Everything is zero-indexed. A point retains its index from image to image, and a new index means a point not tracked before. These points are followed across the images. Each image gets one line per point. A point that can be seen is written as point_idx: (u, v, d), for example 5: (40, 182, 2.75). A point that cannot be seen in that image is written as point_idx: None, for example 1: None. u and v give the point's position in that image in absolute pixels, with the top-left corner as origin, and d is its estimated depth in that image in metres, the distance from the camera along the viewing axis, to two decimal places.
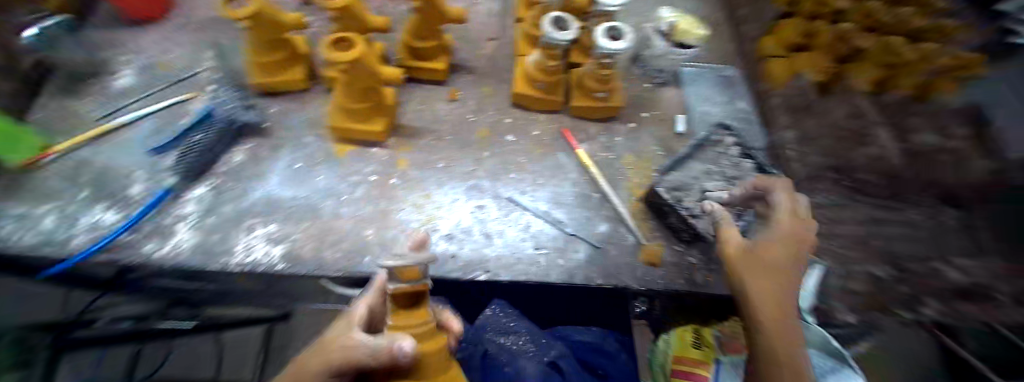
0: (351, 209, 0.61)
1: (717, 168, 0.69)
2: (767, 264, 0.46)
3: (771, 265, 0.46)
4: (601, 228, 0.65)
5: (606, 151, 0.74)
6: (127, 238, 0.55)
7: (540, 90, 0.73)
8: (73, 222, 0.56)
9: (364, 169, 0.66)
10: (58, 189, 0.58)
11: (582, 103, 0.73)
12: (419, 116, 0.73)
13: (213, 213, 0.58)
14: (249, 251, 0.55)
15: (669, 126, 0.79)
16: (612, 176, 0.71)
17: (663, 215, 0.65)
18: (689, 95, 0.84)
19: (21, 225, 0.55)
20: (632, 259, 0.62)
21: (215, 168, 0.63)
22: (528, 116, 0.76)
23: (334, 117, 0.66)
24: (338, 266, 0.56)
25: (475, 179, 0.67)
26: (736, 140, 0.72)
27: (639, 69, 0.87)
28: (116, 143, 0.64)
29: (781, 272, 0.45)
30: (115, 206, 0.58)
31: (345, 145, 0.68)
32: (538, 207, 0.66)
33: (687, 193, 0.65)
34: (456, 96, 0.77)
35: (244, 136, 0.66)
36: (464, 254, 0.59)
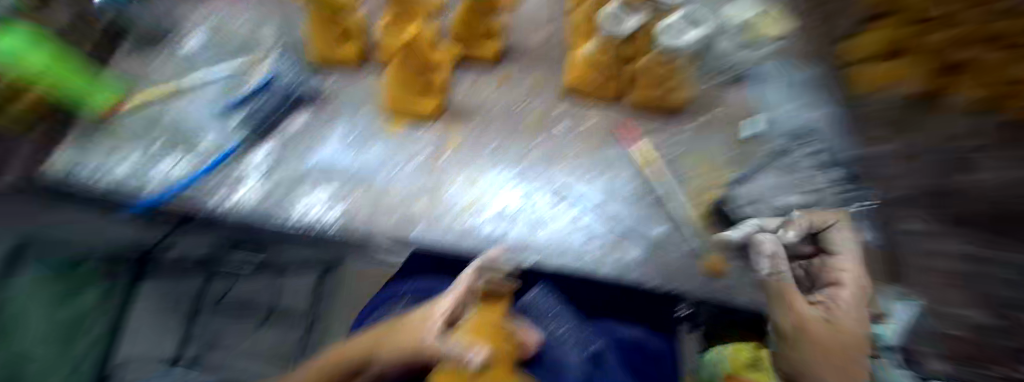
0: (403, 180, 0.62)
1: (795, 180, 0.63)
2: (834, 329, 0.43)
3: (828, 326, 0.44)
4: (659, 229, 0.61)
5: (666, 148, 0.68)
6: (200, 189, 0.59)
7: (599, 77, 0.68)
8: (149, 167, 0.61)
9: (414, 144, 0.65)
10: (138, 139, 0.64)
11: (643, 95, 0.68)
12: (470, 96, 0.72)
13: (272, 174, 0.61)
14: (309, 208, 0.58)
15: (738, 129, 0.72)
16: (674, 174, 0.66)
17: (737, 229, 0.59)
18: (770, 95, 0.76)
19: (106, 166, 0.61)
20: (695, 269, 0.58)
21: (276, 129, 0.66)
22: (583, 104, 0.72)
23: (388, 92, 0.66)
24: (390, 232, 0.57)
25: (526, 164, 0.65)
26: (812, 151, 0.65)
27: (709, 62, 0.79)
28: (187, 102, 0.69)
29: (859, 326, 0.44)
30: (184, 157, 0.63)
31: (397, 120, 0.67)
32: (590, 200, 0.62)
33: (761, 208, 0.59)
34: (508, 80, 0.74)
35: (297, 106, 0.69)
36: (512, 238, 0.58)
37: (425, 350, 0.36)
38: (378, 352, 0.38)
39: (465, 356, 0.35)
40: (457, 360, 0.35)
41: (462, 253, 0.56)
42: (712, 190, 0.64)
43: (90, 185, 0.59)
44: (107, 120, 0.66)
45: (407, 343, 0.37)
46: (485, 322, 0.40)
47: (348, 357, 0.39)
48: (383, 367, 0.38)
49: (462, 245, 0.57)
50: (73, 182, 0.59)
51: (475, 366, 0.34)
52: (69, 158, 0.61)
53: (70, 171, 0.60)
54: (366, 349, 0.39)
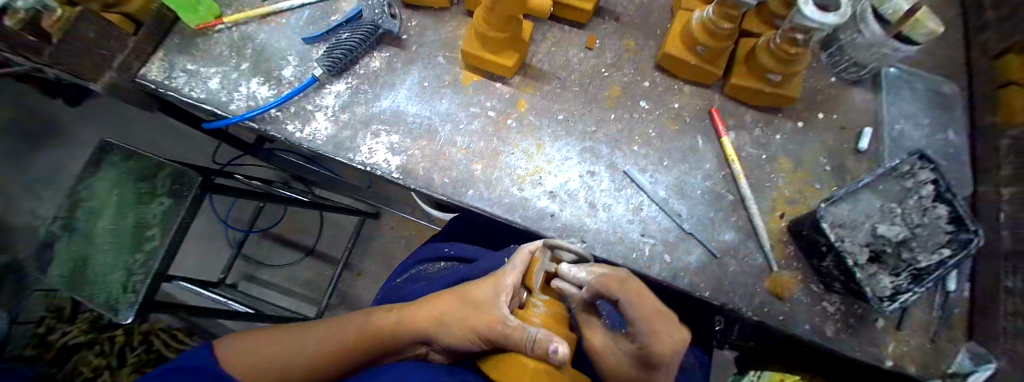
0: (465, 139, 0.59)
1: (900, 210, 0.55)
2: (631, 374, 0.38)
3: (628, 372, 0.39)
4: (726, 236, 0.57)
5: (757, 148, 0.61)
6: (275, 114, 0.60)
7: (698, 56, 0.59)
8: (235, 88, 0.63)
9: (483, 102, 0.62)
10: (225, 56, 0.65)
11: (746, 84, 0.59)
12: (550, 58, 0.65)
13: (346, 110, 0.60)
14: (372, 154, 0.58)
15: (848, 139, 0.63)
16: (756, 179, 0.60)
17: (814, 254, 0.55)
18: (889, 107, 0.65)
19: (196, 80, 0.64)
20: (755, 283, 0.55)
21: (355, 68, 0.63)
22: (671, 84, 0.64)
23: (467, 41, 0.60)
24: (444, 191, 0.56)
25: (593, 142, 0.60)
26: (936, 175, 0.54)
27: (829, 57, 0.67)
28: (274, 26, 0.68)
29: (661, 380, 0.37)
30: (269, 83, 0.64)
31: (472, 73, 0.63)
32: (657, 192, 0.58)
33: (852, 233, 0.54)
34: (594, 45, 0.65)
35: (384, 43, 0.65)
36: (565, 217, 0.56)
37: (497, 335, 0.36)
38: (437, 330, 0.42)
39: (546, 348, 0.32)
40: (541, 351, 0.32)
41: (512, 223, 0.55)
42: (794, 203, 0.59)
43: (182, 97, 0.62)
44: (202, 34, 0.67)
45: (473, 324, 0.38)
46: (558, 314, 0.38)
47: (408, 330, 0.43)
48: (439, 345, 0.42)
49: (512, 215, 0.55)
50: (168, 92, 0.63)
51: (560, 358, 0.32)
52: (163, 67, 0.64)
53: (167, 78, 0.64)
54: (429, 322, 0.42)
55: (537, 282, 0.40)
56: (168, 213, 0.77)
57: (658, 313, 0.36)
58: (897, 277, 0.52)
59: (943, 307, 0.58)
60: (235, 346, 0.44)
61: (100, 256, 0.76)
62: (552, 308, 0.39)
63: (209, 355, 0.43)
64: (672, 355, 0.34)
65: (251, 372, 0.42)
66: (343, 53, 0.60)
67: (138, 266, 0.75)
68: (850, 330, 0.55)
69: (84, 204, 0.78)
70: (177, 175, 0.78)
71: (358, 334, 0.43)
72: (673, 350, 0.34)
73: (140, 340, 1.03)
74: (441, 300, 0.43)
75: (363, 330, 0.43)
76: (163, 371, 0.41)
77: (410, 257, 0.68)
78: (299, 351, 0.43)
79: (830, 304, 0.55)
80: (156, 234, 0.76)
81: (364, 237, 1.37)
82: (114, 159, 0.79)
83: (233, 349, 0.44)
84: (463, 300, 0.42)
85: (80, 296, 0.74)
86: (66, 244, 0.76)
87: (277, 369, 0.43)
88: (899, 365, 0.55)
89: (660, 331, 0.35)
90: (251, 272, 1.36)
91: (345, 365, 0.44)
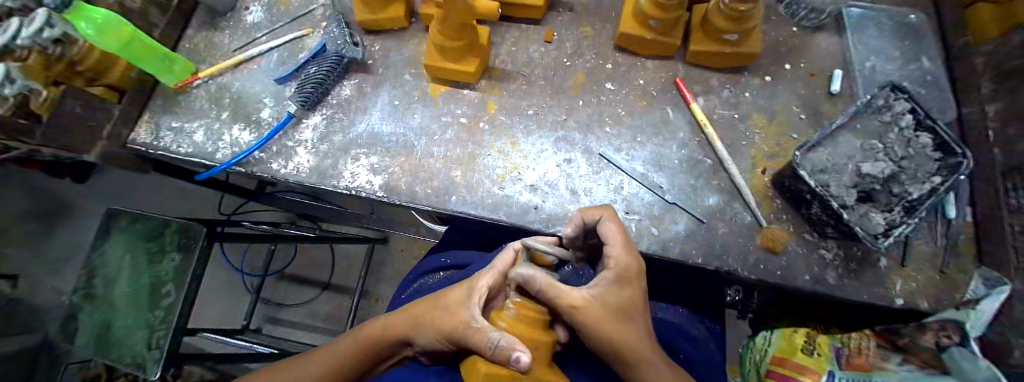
0: (442, 149, 0.61)
1: (882, 145, 0.54)
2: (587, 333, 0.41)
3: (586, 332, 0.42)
4: (710, 200, 0.57)
5: (728, 109, 0.62)
6: (259, 156, 0.62)
7: (652, 30, 0.60)
8: (218, 137, 0.65)
9: (454, 110, 0.63)
10: (206, 108, 0.68)
11: (706, 48, 0.60)
12: (512, 57, 0.66)
13: (324, 140, 0.62)
14: (354, 178, 0.59)
15: (819, 85, 0.63)
16: (732, 140, 0.60)
17: (801, 203, 0.54)
18: (856, 47, 0.65)
19: (181, 136, 0.66)
20: (749, 242, 0.55)
21: (327, 98, 0.64)
22: (634, 61, 0.65)
23: (427, 55, 0.61)
24: (428, 201, 0.58)
25: (566, 131, 0.61)
26: (913, 104, 0.55)
27: (787, 8, 0.67)
28: (246, 74, 0.70)
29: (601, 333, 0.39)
30: (249, 127, 0.66)
31: (439, 84, 0.65)
32: (635, 169, 0.58)
33: (837, 176, 0.53)
34: (552, 38, 0.66)
35: (351, 71, 0.66)
36: (549, 207, 0.56)
37: (462, 337, 0.37)
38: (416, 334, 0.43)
39: (508, 353, 0.32)
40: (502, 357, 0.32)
41: (498, 221, 0.56)
42: (775, 157, 0.59)
43: (170, 154, 0.65)
44: (182, 92, 0.69)
45: (445, 326, 0.39)
46: (531, 317, 0.36)
47: (391, 336, 0.45)
48: (421, 348, 0.44)
49: (496, 214, 0.56)
50: (157, 152, 0.65)
51: (523, 366, 0.31)
52: (150, 129, 0.67)
53: (155, 138, 0.66)
54: (408, 326, 0.44)
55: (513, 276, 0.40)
56: (181, 266, 0.78)
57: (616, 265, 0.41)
58: (890, 212, 0.52)
59: (947, 236, 0.58)
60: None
61: (122, 319, 0.79)
62: (525, 311, 0.36)
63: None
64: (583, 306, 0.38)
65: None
66: (313, 87, 0.62)
67: (158, 322, 0.77)
68: (853, 274, 0.55)
69: (100, 272, 0.81)
70: (185, 229, 0.80)
71: (347, 351, 0.44)
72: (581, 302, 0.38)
73: None
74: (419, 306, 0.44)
75: (350, 347, 0.45)
76: None
77: (411, 270, 0.69)
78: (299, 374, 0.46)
79: (828, 251, 0.55)
80: (172, 290, 0.77)
81: (374, 264, 1.39)
82: (123, 224, 0.82)
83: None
84: (438, 302, 0.43)
85: (109, 360, 0.78)
86: (88, 315, 0.80)
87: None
88: (910, 302, 0.54)
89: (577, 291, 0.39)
90: (272, 315, 1.38)
91: None
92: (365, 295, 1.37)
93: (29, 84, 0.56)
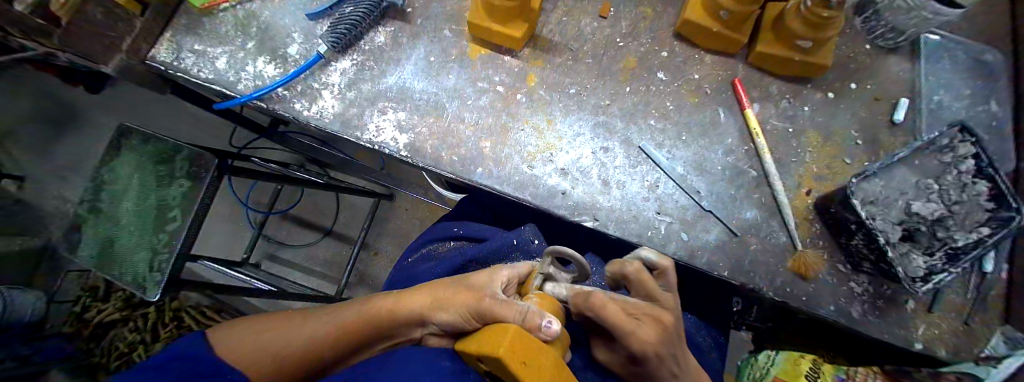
0: (474, 115, 0.57)
1: (937, 186, 0.51)
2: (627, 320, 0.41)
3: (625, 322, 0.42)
4: (747, 214, 0.54)
5: (783, 120, 0.58)
6: (282, 93, 0.59)
7: (721, 22, 0.55)
8: (242, 67, 0.62)
9: (492, 76, 0.59)
10: (231, 34, 0.64)
11: (774, 52, 0.55)
12: (561, 28, 0.61)
13: (352, 88, 0.59)
14: (379, 132, 0.57)
15: (882, 111, 0.59)
16: (780, 155, 0.57)
17: (843, 232, 0.52)
18: (928, 76, 0.61)
19: (203, 60, 0.63)
20: (778, 262, 0.53)
21: (360, 43, 0.61)
22: (692, 53, 0.60)
23: (473, 12, 0.57)
24: (452, 169, 0.55)
25: (607, 116, 0.57)
26: (978, 149, 0.50)
27: (864, 22, 0.62)
28: (277, 3, 0.65)
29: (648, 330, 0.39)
30: (275, 62, 0.62)
31: (479, 46, 0.61)
32: (674, 169, 0.55)
33: (883, 211, 0.50)
34: (608, 14, 0.62)
35: (389, 17, 0.62)
36: (577, 195, 0.54)
37: (486, 312, 0.36)
38: (432, 310, 0.42)
39: (538, 324, 0.33)
40: (530, 324, 0.33)
41: (523, 201, 0.54)
42: (822, 179, 0.56)
43: (191, 78, 0.62)
44: (207, 14, 0.65)
45: (467, 302, 0.39)
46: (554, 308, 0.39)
47: (403, 309, 0.43)
48: (434, 325, 0.42)
49: (522, 193, 0.54)
50: (177, 73, 0.62)
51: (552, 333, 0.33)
52: (171, 48, 0.64)
53: (177, 58, 0.63)
54: (426, 302, 0.43)
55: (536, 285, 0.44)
56: (188, 194, 0.77)
57: (626, 318, 0.39)
58: (932, 256, 0.49)
59: (978, 289, 0.55)
60: (227, 338, 0.44)
61: (125, 238, 0.79)
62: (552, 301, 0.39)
63: (205, 344, 0.44)
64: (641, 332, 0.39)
65: (245, 359, 0.43)
66: (347, 28, 0.58)
67: (161, 245, 0.76)
68: (878, 312, 0.52)
69: (108, 188, 0.80)
70: (195, 157, 0.78)
71: (354, 315, 0.44)
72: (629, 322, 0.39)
73: (171, 317, 1.12)
74: (441, 287, 0.43)
75: (359, 312, 0.44)
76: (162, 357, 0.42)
77: (422, 234, 0.68)
78: (295, 336, 0.44)
79: (857, 285, 0.53)
80: (178, 215, 0.77)
81: (378, 221, 1.38)
82: (134, 143, 0.80)
83: (224, 330, 0.46)
84: (463, 285, 0.42)
85: (110, 275, 0.78)
86: (93, 229, 0.80)
87: (271, 355, 0.43)
88: (930, 348, 0.52)
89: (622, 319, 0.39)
90: (272, 252, 1.38)
91: (332, 352, 0.44)
92: (366, 249, 1.37)
93: None
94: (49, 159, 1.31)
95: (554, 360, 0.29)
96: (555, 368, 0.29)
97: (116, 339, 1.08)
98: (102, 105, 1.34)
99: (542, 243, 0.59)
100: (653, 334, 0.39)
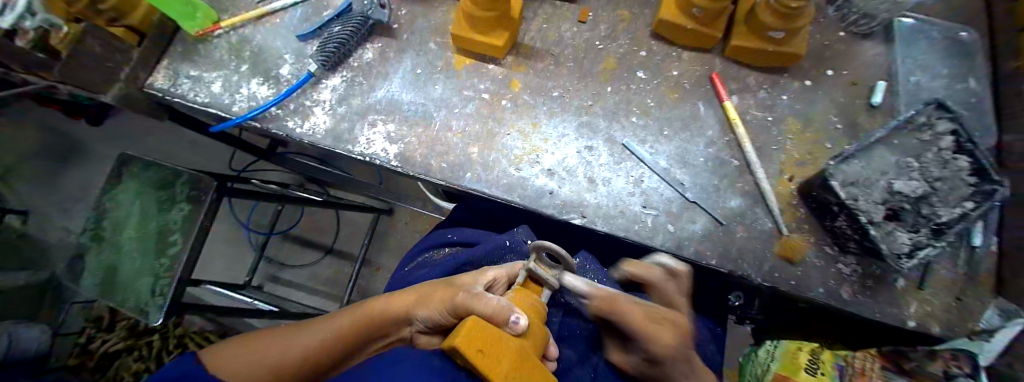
0: (461, 123, 0.59)
1: (917, 164, 0.51)
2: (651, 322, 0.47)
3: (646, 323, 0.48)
4: (733, 203, 0.55)
5: (762, 110, 0.59)
6: (276, 112, 0.61)
7: (694, 19, 0.57)
8: (237, 90, 0.64)
9: (477, 85, 0.61)
10: (226, 58, 0.66)
11: (747, 45, 0.57)
12: (542, 35, 0.63)
13: (343, 103, 0.61)
14: (370, 144, 0.58)
15: (859, 95, 0.61)
16: (762, 143, 0.58)
17: (827, 215, 0.53)
18: (901, 58, 0.62)
19: (199, 85, 0.65)
20: (766, 249, 0.54)
21: (349, 60, 0.63)
22: (670, 51, 0.62)
23: (457, 24, 0.59)
24: (442, 175, 0.56)
25: (591, 116, 0.59)
26: (955, 126, 0.51)
27: (835, 11, 0.64)
28: (269, 27, 0.68)
29: (667, 334, 0.46)
30: (268, 83, 0.65)
31: (463, 56, 0.63)
32: (658, 163, 0.56)
33: (865, 192, 0.51)
34: (587, 18, 0.64)
35: (376, 33, 0.64)
36: (564, 194, 0.55)
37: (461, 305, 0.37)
38: (417, 308, 0.43)
39: (505, 318, 0.34)
40: (498, 318, 0.34)
41: (511, 203, 0.55)
42: (804, 165, 0.57)
43: (187, 102, 0.64)
44: (202, 40, 0.67)
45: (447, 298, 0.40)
46: (528, 301, 0.40)
47: (391, 310, 0.45)
48: (420, 323, 0.43)
49: (510, 195, 0.55)
50: (174, 99, 0.64)
51: (518, 328, 0.33)
52: (168, 75, 0.66)
53: (173, 85, 0.65)
54: (412, 302, 0.44)
55: (519, 281, 0.44)
56: (189, 218, 0.80)
57: (648, 324, 0.47)
58: (917, 233, 0.50)
59: (966, 263, 0.56)
60: (224, 355, 0.45)
61: (126, 264, 0.80)
62: (525, 297, 0.41)
63: (194, 365, 0.43)
64: (657, 336, 0.46)
65: (240, 379, 0.43)
66: (335, 46, 0.60)
67: (164, 270, 0.78)
68: (869, 291, 0.53)
69: (109, 216, 0.82)
70: (193, 181, 0.81)
71: (347, 319, 0.45)
72: (646, 325, 0.46)
73: (175, 343, 1.15)
74: (428, 289, 0.45)
75: (350, 317, 0.45)
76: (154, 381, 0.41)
77: (418, 242, 0.69)
78: (290, 346, 0.45)
79: (846, 266, 0.54)
80: (179, 239, 0.79)
81: (378, 235, 1.39)
82: (134, 170, 0.83)
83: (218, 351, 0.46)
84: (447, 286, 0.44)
85: (113, 301, 0.79)
86: (95, 256, 0.81)
87: (266, 367, 0.43)
88: (923, 326, 0.52)
89: (647, 328, 0.46)
90: (275, 273, 1.40)
91: (329, 358, 0.44)
92: (367, 265, 1.38)
93: (49, 18, 0.61)
94: (53, 192, 1.34)
95: (510, 352, 0.30)
96: (513, 361, 0.30)
97: (121, 368, 1.10)
98: (106, 136, 1.38)
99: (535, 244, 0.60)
100: (671, 338, 0.46)
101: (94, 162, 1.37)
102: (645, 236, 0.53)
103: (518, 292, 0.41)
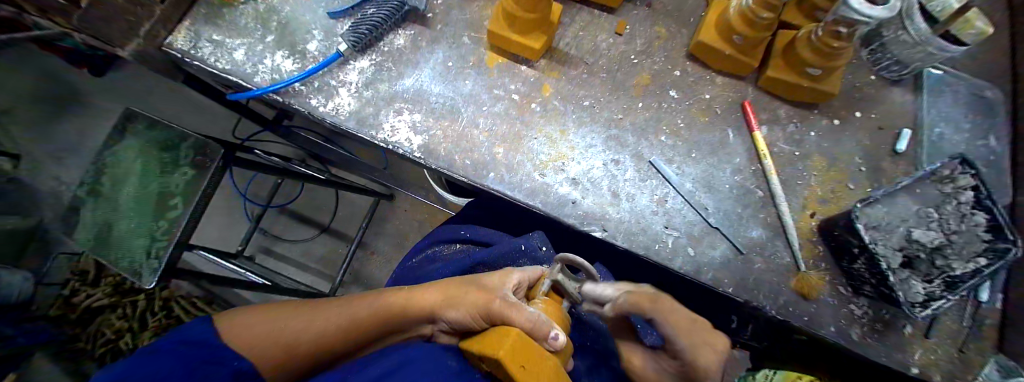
0: (488, 121, 0.58)
1: (937, 215, 0.52)
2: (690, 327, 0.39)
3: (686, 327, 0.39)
4: (753, 233, 0.55)
5: (790, 144, 0.59)
6: (299, 88, 0.59)
7: (733, 45, 0.57)
8: (261, 60, 0.63)
9: (508, 85, 0.60)
10: (252, 26, 0.64)
11: (782, 77, 0.57)
12: (577, 42, 0.62)
13: (369, 87, 0.59)
14: (394, 131, 0.57)
15: (886, 139, 0.61)
16: (787, 176, 0.58)
17: (845, 256, 0.53)
18: (929, 108, 0.62)
19: (221, 51, 0.63)
20: (781, 282, 0.54)
21: (379, 45, 0.62)
22: (704, 74, 0.62)
23: (494, 22, 0.58)
24: (465, 172, 0.56)
25: (619, 130, 0.58)
26: (978, 182, 0.50)
27: (869, 54, 0.64)
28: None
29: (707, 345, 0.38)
30: (294, 57, 0.63)
31: (497, 54, 0.62)
32: (683, 185, 0.56)
33: (885, 236, 0.52)
34: (624, 31, 0.63)
35: (409, 20, 0.63)
36: (587, 204, 0.55)
37: (497, 312, 0.35)
38: (443, 307, 0.42)
39: (544, 334, 0.34)
40: (537, 333, 0.33)
41: (532, 208, 0.54)
42: (826, 203, 0.57)
43: (207, 67, 0.62)
44: (227, 5, 0.65)
45: (480, 301, 0.39)
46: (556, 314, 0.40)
47: (417, 305, 0.43)
48: (445, 323, 0.42)
49: (532, 200, 0.55)
50: (194, 62, 0.62)
51: (556, 345, 0.33)
52: (188, 37, 0.63)
53: (193, 47, 0.63)
54: (438, 298, 0.43)
55: (544, 289, 0.43)
56: (191, 183, 0.77)
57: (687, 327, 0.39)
58: (930, 283, 0.50)
59: (972, 317, 0.56)
60: (239, 326, 0.45)
61: (123, 223, 0.78)
62: (552, 307, 0.41)
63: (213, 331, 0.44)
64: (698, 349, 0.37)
65: (252, 352, 0.43)
66: (367, 29, 0.59)
67: (161, 232, 0.76)
68: (876, 334, 0.53)
69: (107, 172, 0.80)
70: (200, 145, 0.79)
71: (366, 309, 0.44)
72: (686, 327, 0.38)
73: (160, 306, 1.11)
74: (454, 286, 0.44)
75: (368, 306, 0.44)
76: (170, 343, 0.43)
77: (424, 237, 0.68)
78: (306, 327, 0.44)
79: (858, 307, 0.54)
80: (179, 203, 0.77)
81: (377, 220, 1.38)
82: (137, 128, 0.80)
83: (230, 320, 0.45)
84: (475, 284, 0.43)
85: (107, 260, 0.77)
86: (91, 212, 0.78)
87: (280, 344, 0.43)
88: (925, 373, 0.53)
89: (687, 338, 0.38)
90: (267, 247, 1.37)
91: (346, 343, 0.44)
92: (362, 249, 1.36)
93: None
94: (48, 141, 1.31)
95: (552, 370, 0.29)
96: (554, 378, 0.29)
97: (103, 324, 1.07)
98: (106, 89, 1.34)
99: (549, 251, 0.60)
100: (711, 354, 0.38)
101: (93, 114, 1.33)
102: (662, 256, 0.53)
103: (547, 304, 0.41)
